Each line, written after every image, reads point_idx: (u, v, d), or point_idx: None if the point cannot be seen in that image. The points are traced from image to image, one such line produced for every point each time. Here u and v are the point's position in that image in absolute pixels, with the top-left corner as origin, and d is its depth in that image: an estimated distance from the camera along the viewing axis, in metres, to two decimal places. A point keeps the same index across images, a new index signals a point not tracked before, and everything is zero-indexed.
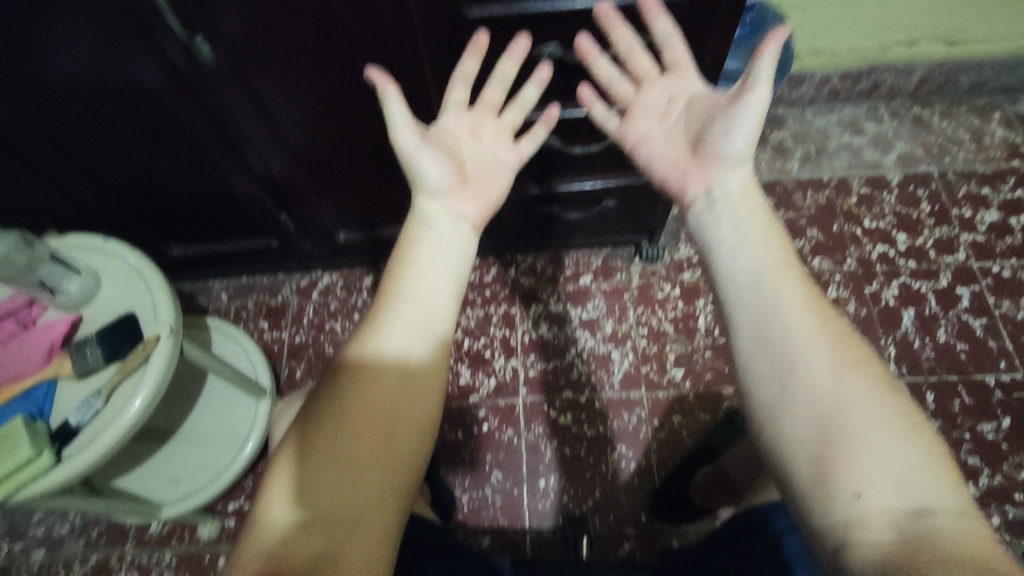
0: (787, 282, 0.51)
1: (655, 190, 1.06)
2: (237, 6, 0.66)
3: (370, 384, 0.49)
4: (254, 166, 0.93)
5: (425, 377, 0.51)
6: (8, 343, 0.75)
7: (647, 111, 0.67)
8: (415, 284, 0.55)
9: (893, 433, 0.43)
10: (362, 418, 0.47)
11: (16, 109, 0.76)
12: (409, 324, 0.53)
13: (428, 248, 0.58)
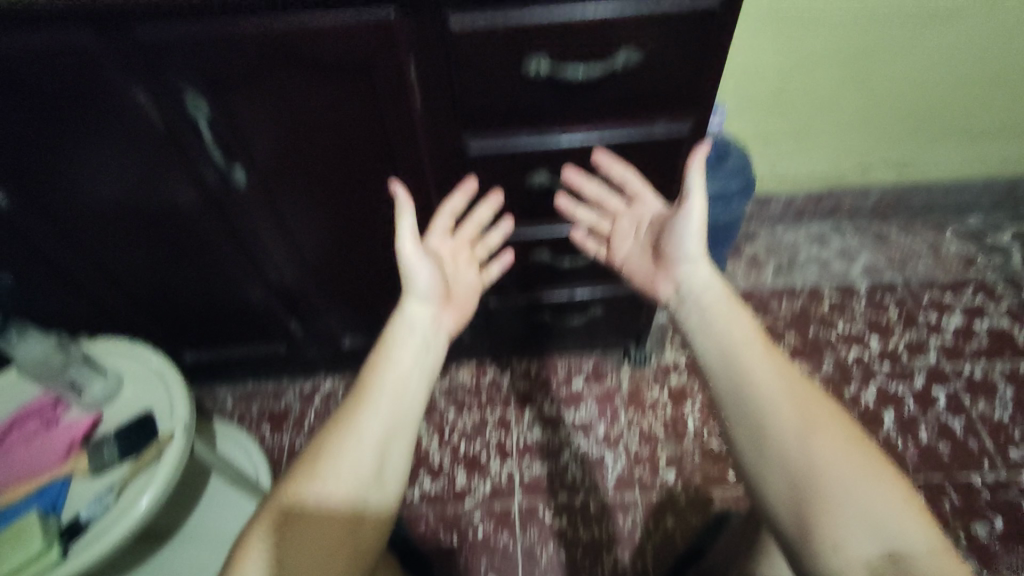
0: (759, 359, 0.59)
1: (639, 298, 1.15)
2: (272, 143, 0.79)
3: (352, 466, 0.56)
4: (268, 276, 1.02)
5: (395, 468, 0.59)
6: (32, 438, 0.80)
7: (624, 234, 0.85)
8: (392, 375, 0.62)
9: (862, 485, 0.49)
10: (338, 501, 0.54)
11: (61, 221, 0.86)
12: (388, 411, 0.59)
13: (409, 346, 0.66)
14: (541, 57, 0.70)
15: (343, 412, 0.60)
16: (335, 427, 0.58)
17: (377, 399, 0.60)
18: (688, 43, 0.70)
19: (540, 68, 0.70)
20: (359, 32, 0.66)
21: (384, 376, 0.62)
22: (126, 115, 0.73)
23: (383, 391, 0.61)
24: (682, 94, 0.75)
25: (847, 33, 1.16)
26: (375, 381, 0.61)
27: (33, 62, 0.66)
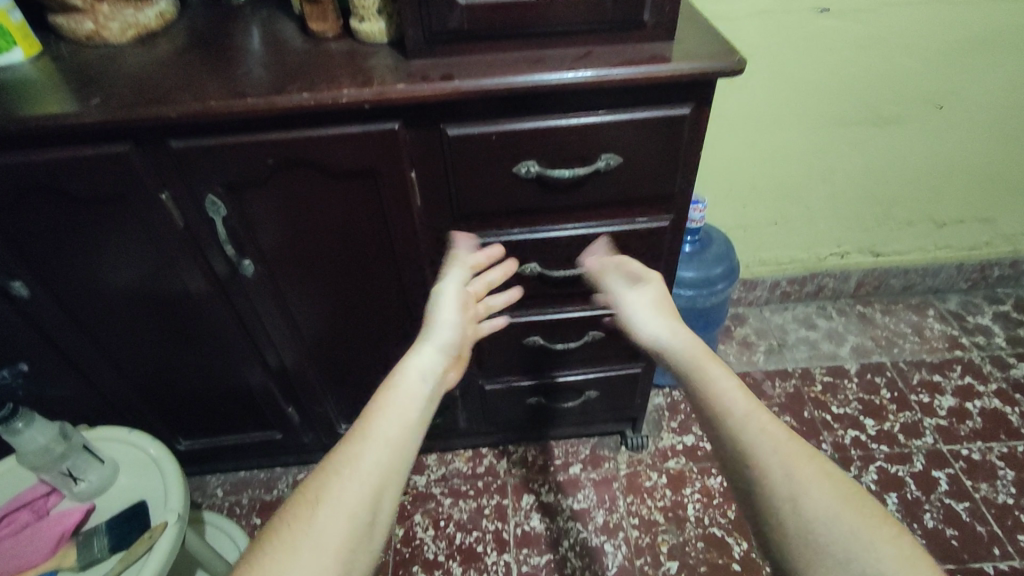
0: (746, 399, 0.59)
1: (632, 380, 1.18)
2: (282, 237, 0.84)
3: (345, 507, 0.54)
4: (269, 360, 1.04)
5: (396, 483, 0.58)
6: (18, 534, 0.79)
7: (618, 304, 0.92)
8: (393, 420, 0.61)
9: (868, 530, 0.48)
10: (325, 542, 0.52)
11: (74, 311, 0.90)
12: (387, 454, 0.58)
13: (413, 390, 0.65)
14: (530, 161, 0.77)
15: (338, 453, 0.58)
16: (329, 468, 0.57)
17: (377, 441, 0.59)
18: (664, 146, 0.77)
19: (529, 171, 0.77)
20: (366, 140, 0.73)
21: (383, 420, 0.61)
22: (148, 214, 0.79)
23: (382, 433, 0.60)
24: (660, 191, 0.82)
25: (812, 132, 1.27)
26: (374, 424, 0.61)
27: (68, 168, 0.73)
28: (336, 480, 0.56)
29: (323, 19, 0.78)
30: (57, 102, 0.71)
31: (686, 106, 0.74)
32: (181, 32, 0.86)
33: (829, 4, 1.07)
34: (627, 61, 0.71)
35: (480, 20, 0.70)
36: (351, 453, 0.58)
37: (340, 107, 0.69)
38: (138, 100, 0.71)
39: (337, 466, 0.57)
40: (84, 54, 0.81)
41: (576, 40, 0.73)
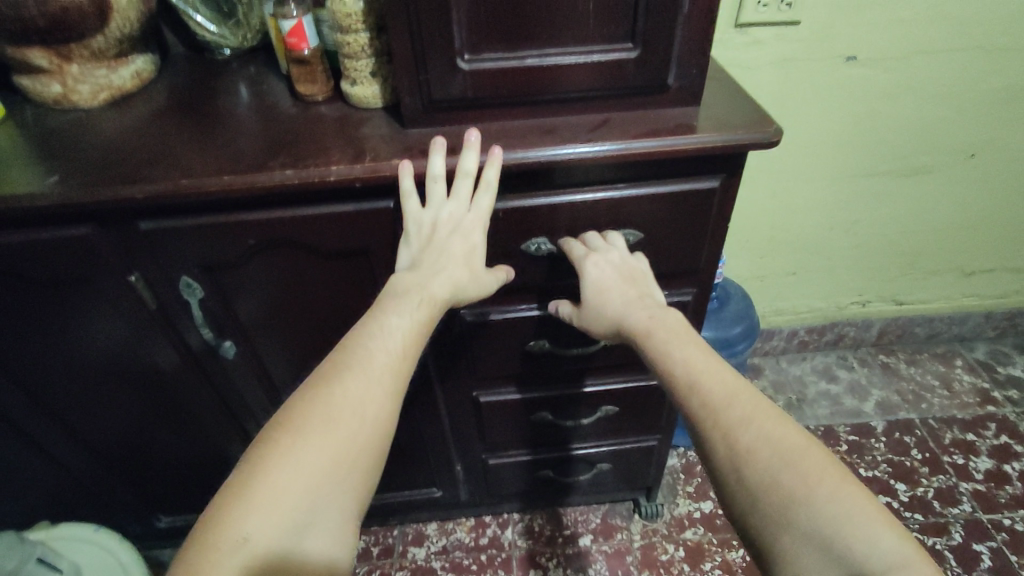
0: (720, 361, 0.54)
1: (647, 452, 1.09)
2: (265, 315, 0.76)
3: (378, 384, 0.50)
4: (253, 436, 0.96)
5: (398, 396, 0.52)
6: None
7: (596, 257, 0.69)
8: (414, 304, 0.57)
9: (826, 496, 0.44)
10: (361, 413, 0.48)
11: (37, 394, 0.82)
12: (408, 333, 0.55)
13: (436, 282, 0.59)
14: (541, 239, 0.70)
15: (355, 336, 0.54)
16: (354, 352, 0.52)
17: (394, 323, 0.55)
18: (690, 219, 0.69)
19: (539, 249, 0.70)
20: (358, 219, 0.65)
21: (400, 302, 0.57)
22: (117, 296, 0.71)
23: (402, 315, 0.56)
24: (682, 266, 0.74)
25: (835, 182, 1.20)
26: (390, 310, 0.56)
27: (24, 250, 0.65)
28: (361, 362, 0.51)
29: (312, 81, 0.71)
30: (14, 178, 0.64)
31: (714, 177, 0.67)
32: (160, 92, 0.79)
33: (856, 52, 1.00)
34: (649, 132, 0.63)
35: (486, 86, 0.62)
36: (371, 333, 0.54)
37: (328, 185, 0.61)
38: (102, 177, 0.63)
39: (359, 353, 0.52)
40: (51, 119, 0.74)
41: (592, 107, 0.66)
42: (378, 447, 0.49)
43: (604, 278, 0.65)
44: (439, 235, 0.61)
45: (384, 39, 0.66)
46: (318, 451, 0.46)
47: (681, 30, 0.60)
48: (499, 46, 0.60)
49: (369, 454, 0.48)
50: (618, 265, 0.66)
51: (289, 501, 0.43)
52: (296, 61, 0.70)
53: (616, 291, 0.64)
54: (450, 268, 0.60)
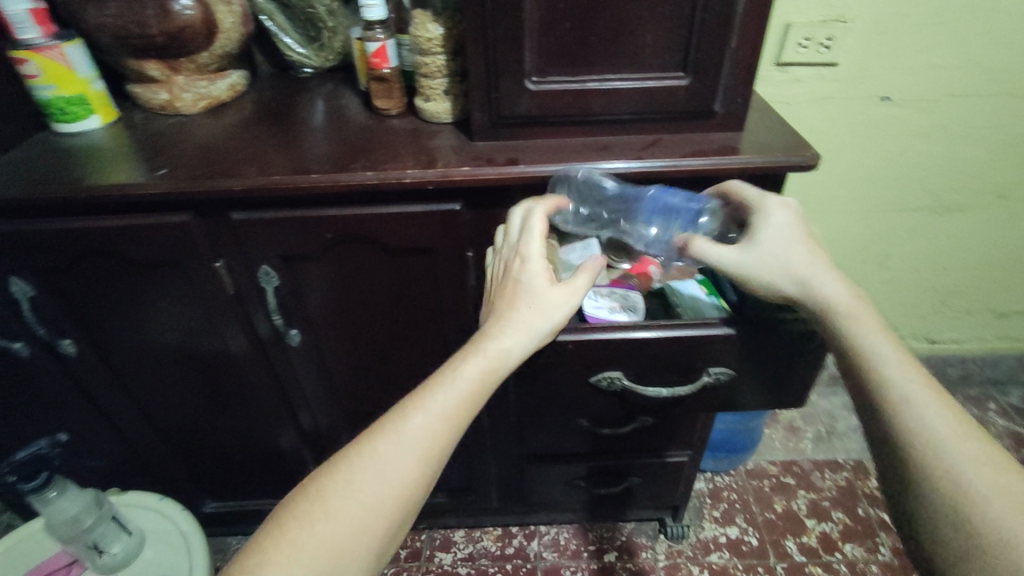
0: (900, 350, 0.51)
1: (676, 468, 1.11)
2: (330, 306, 0.83)
3: (384, 488, 0.48)
4: (303, 426, 1.01)
5: (404, 497, 0.49)
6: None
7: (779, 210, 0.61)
8: (429, 422, 0.51)
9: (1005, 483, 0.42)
10: (357, 513, 0.47)
11: (117, 370, 0.89)
12: (352, 517, 0.47)
13: (495, 343, 0.56)
14: (615, 373, 0.67)
15: (298, 506, 0.47)
16: (368, 448, 0.50)
17: (343, 501, 0.47)
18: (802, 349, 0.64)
19: (610, 384, 0.67)
20: (425, 218, 0.72)
21: (358, 478, 0.48)
22: (202, 281, 0.78)
23: (352, 492, 0.48)
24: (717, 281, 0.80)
25: (866, 217, 1.23)
26: (337, 486, 0.48)
27: (130, 234, 0.73)
28: (326, 504, 0.47)
29: (389, 96, 0.79)
30: (126, 170, 0.72)
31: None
32: (250, 103, 0.89)
33: (890, 93, 1.05)
34: (695, 152, 0.69)
35: (550, 105, 0.69)
36: (392, 427, 0.51)
37: (403, 186, 0.68)
38: (203, 172, 0.71)
39: (374, 448, 0.50)
40: (157, 122, 0.83)
41: (643, 127, 0.72)
42: (366, 556, 0.47)
43: (782, 220, 0.60)
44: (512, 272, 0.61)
45: (459, 61, 0.73)
46: (302, 553, 0.45)
47: (729, 62, 0.66)
48: (563, 70, 0.67)
49: (355, 555, 0.46)
50: (800, 224, 0.61)
51: None
52: (376, 79, 0.77)
53: (798, 240, 0.59)
54: (519, 306, 0.58)
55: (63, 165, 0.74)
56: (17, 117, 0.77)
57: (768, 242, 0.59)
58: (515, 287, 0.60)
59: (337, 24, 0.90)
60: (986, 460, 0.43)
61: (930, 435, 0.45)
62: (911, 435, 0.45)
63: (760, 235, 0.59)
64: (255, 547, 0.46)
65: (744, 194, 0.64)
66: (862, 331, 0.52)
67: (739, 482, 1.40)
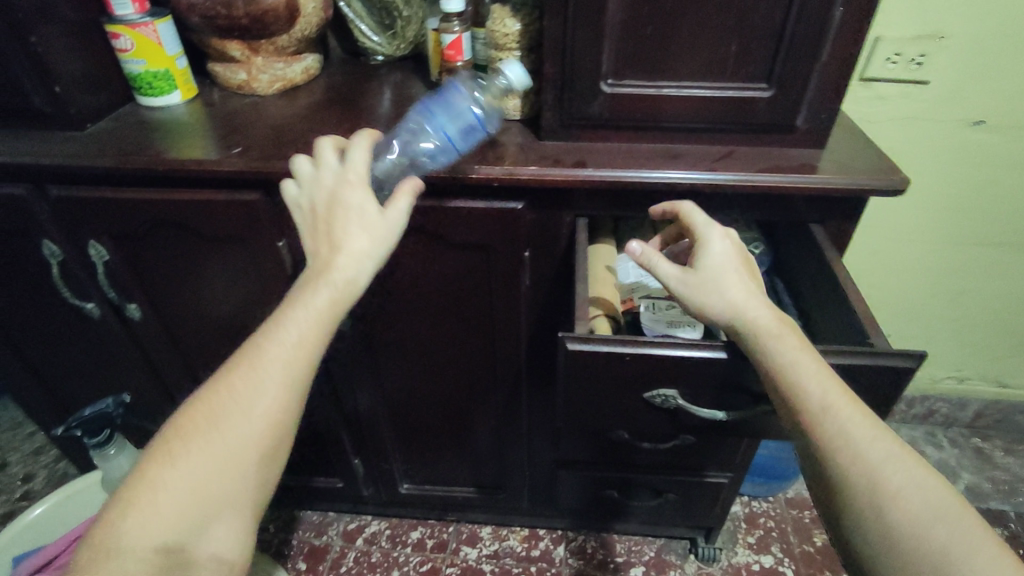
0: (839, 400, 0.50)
1: (715, 489, 1.08)
2: (383, 294, 0.83)
3: (247, 418, 0.49)
4: (345, 409, 1.03)
5: (268, 427, 0.50)
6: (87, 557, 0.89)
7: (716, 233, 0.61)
8: (279, 355, 0.51)
9: (914, 481, 0.46)
10: (223, 446, 0.48)
11: (175, 337, 0.92)
12: (209, 458, 0.48)
13: (343, 266, 0.55)
14: (670, 391, 0.66)
15: (154, 455, 0.48)
16: (223, 384, 0.50)
17: (198, 445, 0.48)
18: (875, 394, 0.59)
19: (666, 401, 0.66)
20: (486, 215, 0.72)
21: (220, 415, 0.49)
22: (263, 258, 0.80)
23: (206, 435, 0.48)
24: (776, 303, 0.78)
25: (943, 247, 1.16)
26: (200, 424, 0.49)
27: (201, 208, 0.75)
28: (193, 440, 0.48)
29: None
30: (202, 145, 0.75)
31: (910, 360, 0.56)
32: (323, 87, 0.90)
33: (985, 117, 0.99)
34: (771, 167, 0.66)
35: (623, 109, 0.67)
36: (247, 362, 0.51)
37: (468, 181, 0.68)
38: (274, 153, 0.73)
39: (230, 385, 0.50)
40: (234, 100, 0.86)
41: (719, 138, 0.69)
42: (238, 486, 0.48)
43: (720, 246, 0.59)
44: (330, 195, 0.58)
45: (533, 58, 0.72)
46: (172, 487, 0.46)
47: (817, 76, 0.63)
48: (641, 74, 0.65)
49: (226, 485, 0.48)
50: (736, 250, 0.60)
51: (138, 538, 0.44)
52: (449, 71, 0.77)
53: (736, 269, 0.58)
54: (353, 229, 0.56)
55: (144, 137, 0.77)
56: (108, 88, 0.81)
57: (709, 269, 0.58)
58: (345, 213, 0.56)
59: (413, 13, 0.90)
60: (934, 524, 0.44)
61: (842, 445, 0.48)
62: (828, 450, 0.49)
63: (702, 261, 0.58)
64: (109, 505, 0.46)
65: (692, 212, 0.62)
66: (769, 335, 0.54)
67: (778, 510, 1.34)
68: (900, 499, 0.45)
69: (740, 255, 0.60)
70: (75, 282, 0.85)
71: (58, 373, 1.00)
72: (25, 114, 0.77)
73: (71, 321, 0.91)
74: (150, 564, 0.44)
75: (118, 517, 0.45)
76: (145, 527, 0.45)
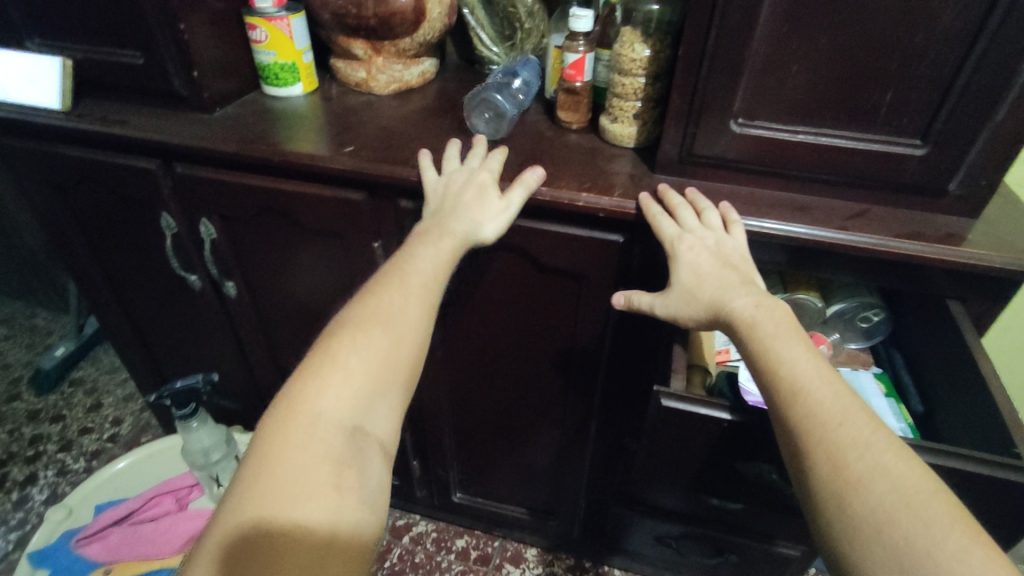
0: (854, 425, 0.44)
1: (785, 562, 0.99)
2: (467, 304, 0.82)
3: (406, 325, 0.53)
4: (413, 411, 1.02)
5: (420, 334, 0.54)
6: (161, 518, 0.95)
7: (696, 236, 0.60)
8: (422, 274, 0.57)
9: (947, 524, 0.38)
10: (389, 345, 0.51)
11: (264, 318, 0.95)
12: (378, 355, 0.50)
13: (456, 226, 0.62)
14: (765, 465, 0.63)
15: (327, 349, 0.50)
16: (376, 297, 0.54)
17: (369, 342, 0.51)
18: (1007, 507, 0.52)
19: (760, 474, 0.64)
20: (586, 245, 0.69)
21: (381, 318, 0.52)
22: (357, 257, 0.80)
23: (374, 335, 0.51)
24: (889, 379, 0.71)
25: None
26: (365, 322, 0.52)
27: (306, 201, 0.76)
28: (359, 335, 0.51)
29: (574, 110, 0.76)
30: (315, 140, 0.76)
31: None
32: (435, 92, 0.90)
33: None
34: (912, 233, 0.60)
35: (751, 151, 0.63)
36: (393, 280, 0.56)
37: (574, 209, 0.66)
38: (383, 156, 0.73)
39: (381, 295, 0.54)
40: (350, 98, 0.87)
41: (853, 194, 0.63)
42: (403, 384, 0.51)
43: (701, 257, 0.58)
44: (466, 181, 0.66)
45: (658, 87, 0.69)
46: (350, 378, 0.49)
47: (983, 140, 0.56)
48: (776, 117, 0.60)
49: (395, 381, 0.51)
50: (717, 251, 0.59)
51: (325, 424, 0.46)
52: (566, 90, 0.75)
53: (714, 275, 0.57)
54: (476, 209, 0.63)
55: (264, 125, 0.79)
56: (238, 75, 0.85)
57: (685, 289, 0.59)
58: (475, 193, 0.64)
59: (534, 26, 0.88)
60: (968, 566, 0.36)
61: (858, 475, 0.42)
62: (822, 437, 0.44)
63: (678, 278, 0.59)
64: (294, 386, 0.48)
65: (653, 222, 0.62)
66: (785, 357, 0.50)
67: None
68: (919, 542, 0.38)
69: (721, 257, 0.59)
70: (183, 255, 0.90)
71: (157, 335, 1.06)
72: (164, 94, 0.81)
73: (173, 289, 0.96)
74: (338, 438, 0.46)
75: (314, 394, 0.47)
76: (333, 407, 0.47)
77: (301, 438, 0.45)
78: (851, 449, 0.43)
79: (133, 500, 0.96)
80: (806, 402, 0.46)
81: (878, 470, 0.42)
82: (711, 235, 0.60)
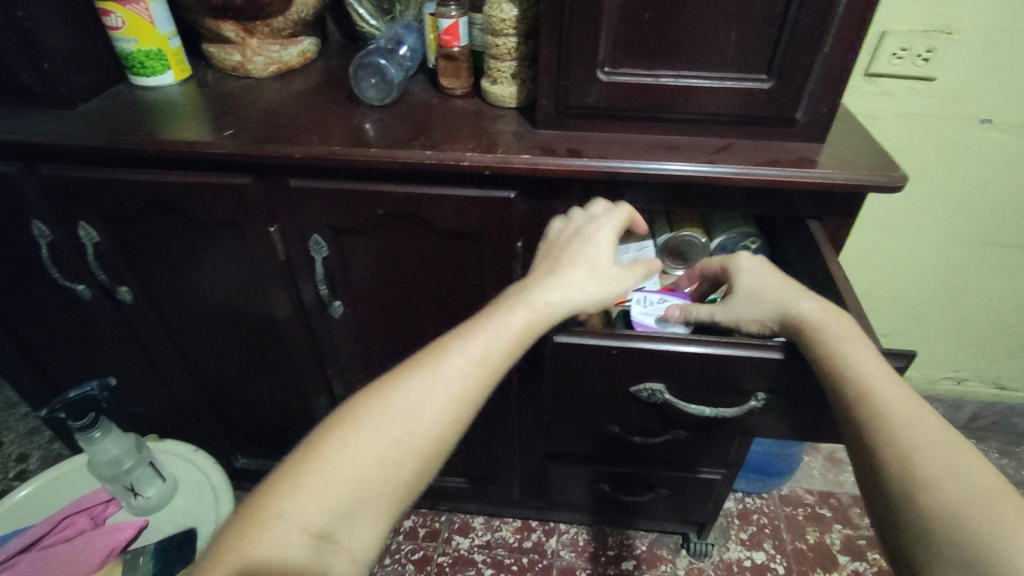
0: (881, 369, 0.51)
1: (708, 488, 1.07)
2: (372, 278, 0.82)
3: (419, 426, 0.48)
4: (338, 397, 1.02)
5: (430, 434, 0.48)
6: (75, 537, 0.89)
7: (751, 263, 0.64)
8: (473, 361, 0.51)
9: (951, 450, 0.43)
10: (400, 443, 0.47)
11: (167, 321, 0.92)
12: (379, 454, 0.46)
13: (537, 297, 0.56)
14: (656, 386, 0.65)
15: (329, 431, 0.47)
16: (401, 387, 0.49)
17: (370, 437, 0.46)
18: None
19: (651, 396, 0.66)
20: (478, 205, 0.71)
21: (394, 409, 0.48)
22: (254, 244, 0.79)
23: (377, 430, 0.47)
24: None
25: (945, 248, 1.09)
26: (379, 412, 0.48)
27: (190, 191, 0.74)
28: (365, 424, 0.47)
29: (455, 76, 0.78)
30: (192, 128, 0.73)
31: (899, 360, 0.57)
32: (318, 70, 0.89)
33: (992, 115, 0.92)
34: (770, 161, 0.65)
35: (620, 97, 0.66)
36: (431, 364, 0.50)
37: (460, 169, 0.67)
38: (265, 136, 0.71)
39: (405, 383, 0.49)
40: (228, 83, 0.85)
41: (715, 131, 0.68)
42: (392, 493, 0.47)
43: (754, 277, 0.63)
44: (577, 237, 0.61)
45: (530, 46, 0.71)
46: (342, 479, 0.45)
47: (819, 67, 0.62)
48: (639, 64, 0.64)
49: (385, 490, 0.46)
50: (772, 272, 0.63)
51: (299, 527, 0.43)
52: (445, 57, 0.76)
53: (771, 288, 0.61)
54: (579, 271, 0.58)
55: (135, 117, 0.76)
56: (101, 67, 0.80)
57: (737, 302, 0.62)
58: (578, 252, 0.60)
59: None
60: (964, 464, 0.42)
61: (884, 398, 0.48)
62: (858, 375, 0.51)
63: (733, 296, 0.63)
64: (281, 472, 0.45)
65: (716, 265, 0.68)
66: (855, 360, 0.52)
67: (771, 507, 1.33)
68: (922, 438, 0.45)
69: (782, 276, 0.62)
70: (67, 264, 0.85)
71: (51, 355, 1.00)
72: (18, 93, 0.76)
73: (62, 303, 0.91)
74: (301, 543, 0.42)
75: (289, 490, 0.44)
76: (310, 510, 0.43)
77: (264, 541, 0.42)
78: (875, 381, 0.50)
79: (40, 525, 0.90)
80: (872, 399, 0.49)
81: (900, 395, 0.48)
82: (766, 265, 0.64)
